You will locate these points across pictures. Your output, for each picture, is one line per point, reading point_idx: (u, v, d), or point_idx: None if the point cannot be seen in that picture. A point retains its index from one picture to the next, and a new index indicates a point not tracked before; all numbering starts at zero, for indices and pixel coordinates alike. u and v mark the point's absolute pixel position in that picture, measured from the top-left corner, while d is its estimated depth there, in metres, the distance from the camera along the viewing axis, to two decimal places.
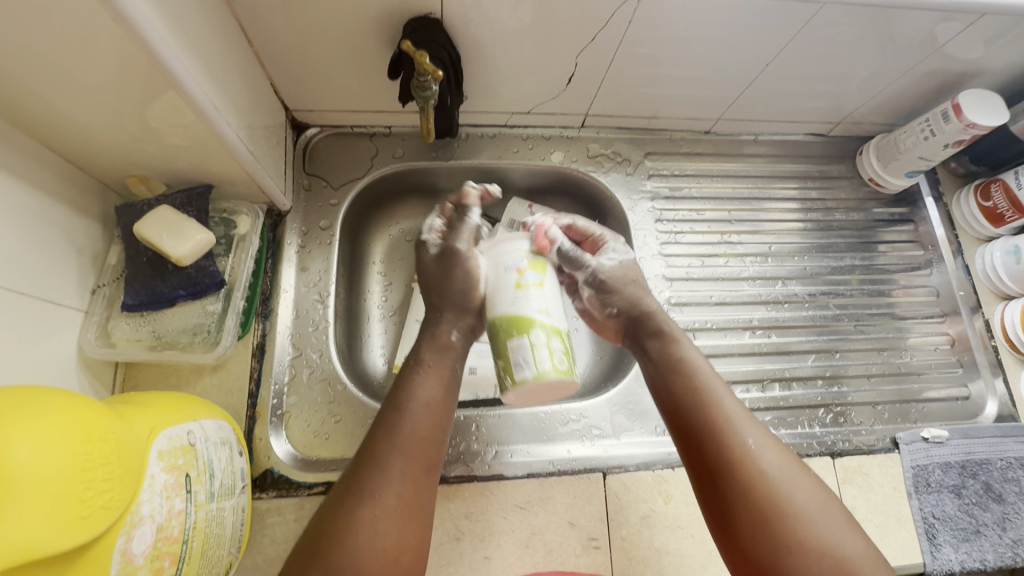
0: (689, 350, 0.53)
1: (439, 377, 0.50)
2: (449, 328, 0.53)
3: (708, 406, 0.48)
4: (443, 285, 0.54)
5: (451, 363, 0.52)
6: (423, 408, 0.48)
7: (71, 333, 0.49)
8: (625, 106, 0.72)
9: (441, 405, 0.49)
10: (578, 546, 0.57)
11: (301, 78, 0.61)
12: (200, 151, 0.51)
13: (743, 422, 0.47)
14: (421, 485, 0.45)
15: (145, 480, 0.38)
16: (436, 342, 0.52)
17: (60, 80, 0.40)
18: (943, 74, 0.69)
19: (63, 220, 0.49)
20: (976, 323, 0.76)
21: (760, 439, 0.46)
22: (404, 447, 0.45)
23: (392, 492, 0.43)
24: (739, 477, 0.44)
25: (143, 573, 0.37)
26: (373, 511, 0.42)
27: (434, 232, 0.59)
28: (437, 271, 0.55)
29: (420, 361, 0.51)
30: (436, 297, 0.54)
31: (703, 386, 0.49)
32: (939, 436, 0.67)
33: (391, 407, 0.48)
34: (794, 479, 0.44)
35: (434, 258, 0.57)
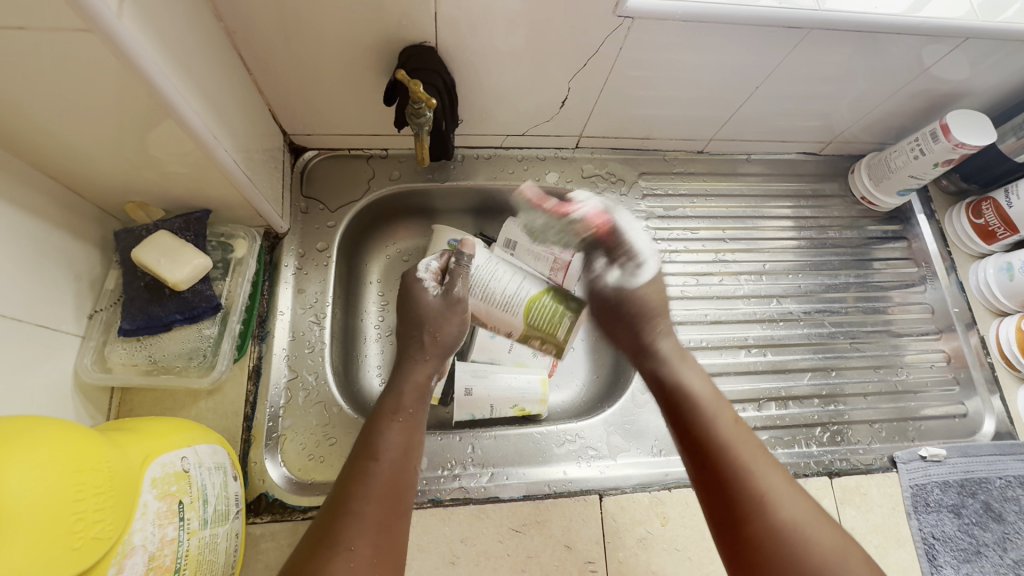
0: (707, 390, 0.54)
1: (409, 425, 0.52)
2: (426, 371, 0.57)
3: (734, 450, 0.48)
4: (439, 325, 0.58)
5: (423, 409, 0.55)
6: (396, 454, 0.49)
7: (67, 359, 0.49)
8: (618, 127, 0.73)
9: (413, 449, 0.51)
10: (574, 570, 0.56)
11: (299, 104, 0.62)
12: (197, 176, 0.52)
13: (764, 466, 0.47)
14: (393, 532, 0.46)
15: (138, 508, 0.37)
16: (414, 388, 0.55)
17: (61, 110, 0.41)
18: (931, 94, 0.70)
19: (60, 246, 0.49)
20: (971, 340, 0.76)
21: (781, 485, 0.46)
22: (377, 496, 0.46)
23: (365, 543, 0.43)
24: (767, 524, 0.44)
25: None
26: (348, 562, 0.42)
27: (429, 273, 0.61)
28: (439, 307, 0.59)
29: (395, 407, 0.53)
30: (426, 336, 0.58)
31: (729, 429, 0.50)
32: (937, 454, 0.67)
33: (365, 454, 0.49)
34: (817, 527, 0.44)
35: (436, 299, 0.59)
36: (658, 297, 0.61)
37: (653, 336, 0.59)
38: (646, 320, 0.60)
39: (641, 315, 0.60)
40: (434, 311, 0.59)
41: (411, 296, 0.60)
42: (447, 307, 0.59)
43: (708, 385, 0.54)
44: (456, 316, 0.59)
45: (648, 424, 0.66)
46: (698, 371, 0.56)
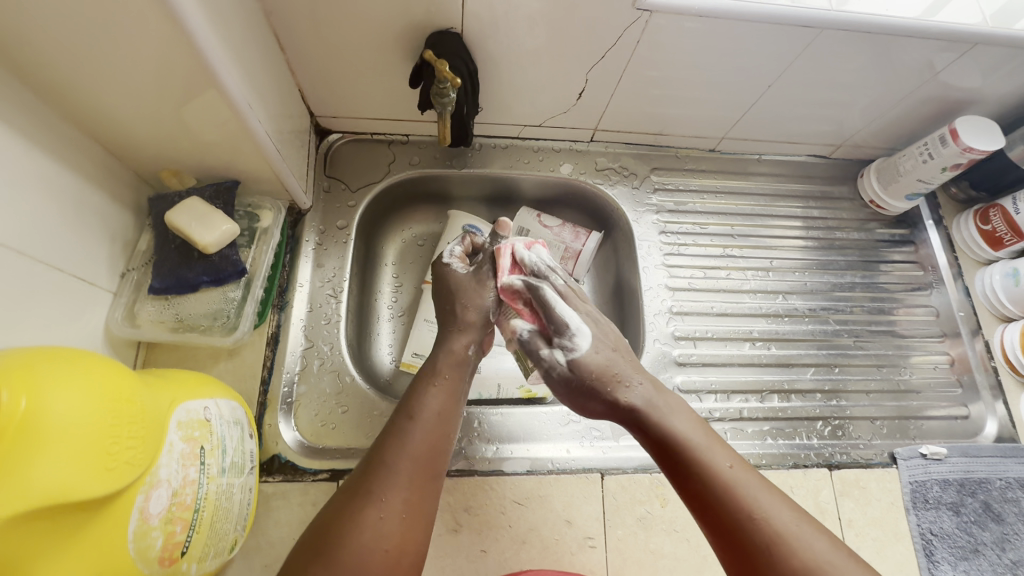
0: (693, 427, 0.50)
1: (449, 389, 0.55)
2: (464, 342, 0.58)
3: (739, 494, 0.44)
4: (472, 297, 0.60)
5: (462, 377, 0.56)
6: (433, 417, 0.52)
7: (99, 312, 0.51)
8: (632, 122, 0.75)
9: (449, 413, 0.53)
10: (573, 545, 0.58)
11: (327, 85, 0.65)
12: (230, 147, 0.54)
13: (772, 500, 0.44)
14: (425, 492, 0.48)
15: (165, 445, 0.39)
16: (452, 356, 0.57)
17: (110, 72, 0.43)
18: (941, 101, 0.71)
19: (99, 205, 0.52)
20: (976, 345, 0.77)
21: (794, 521, 0.43)
22: (411, 454, 0.48)
23: (398, 496, 0.46)
24: (786, 570, 0.41)
25: (158, 533, 0.38)
26: (378, 512, 0.45)
27: (456, 257, 0.64)
28: (467, 282, 0.61)
29: (435, 373, 0.55)
30: (460, 309, 0.60)
31: (728, 470, 0.46)
32: (937, 453, 0.67)
33: (403, 415, 0.52)
34: (840, 564, 0.41)
35: (466, 275, 0.62)
36: (601, 359, 0.54)
37: (621, 380, 0.53)
38: (614, 380, 0.53)
39: (605, 371, 0.53)
40: (463, 283, 0.61)
41: (443, 279, 0.62)
42: (476, 281, 0.61)
43: (698, 424, 0.50)
44: (488, 291, 0.61)
45: None
46: (686, 411, 0.52)
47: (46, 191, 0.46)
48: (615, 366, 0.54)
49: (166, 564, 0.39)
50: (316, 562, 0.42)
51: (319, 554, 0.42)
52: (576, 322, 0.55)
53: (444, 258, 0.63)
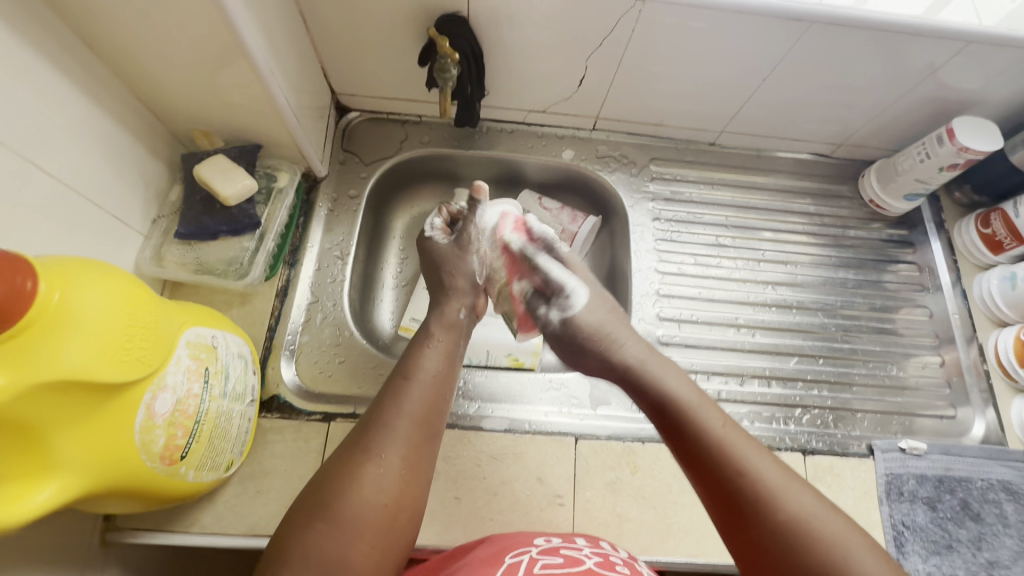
0: (689, 390, 0.53)
1: (446, 353, 0.59)
2: (456, 306, 0.64)
3: (727, 451, 0.47)
4: (456, 265, 0.66)
5: (456, 339, 0.61)
6: (429, 378, 0.55)
7: (130, 250, 0.58)
8: (633, 112, 0.79)
9: (444, 375, 0.57)
10: (542, 500, 0.61)
11: (347, 64, 0.71)
12: (254, 111, 0.60)
13: (758, 459, 0.46)
14: (421, 449, 0.52)
15: (173, 357, 0.45)
16: (445, 318, 0.62)
17: (153, 35, 0.50)
18: (941, 101, 0.72)
19: (137, 156, 0.59)
20: (970, 353, 0.76)
21: (781, 481, 0.45)
22: (407, 413, 0.52)
23: (396, 452, 0.50)
24: (768, 523, 0.43)
25: (162, 432, 0.43)
26: (377, 467, 0.48)
27: (438, 230, 0.69)
28: (451, 252, 0.67)
29: (429, 336, 0.60)
30: (447, 276, 0.66)
31: (720, 429, 0.49)
32: (917, 449, 0.68)
33: (399, 375, 0.55)
34: (804, 497, 0.44)
35: (449, 245, 0.68)
36: (594, 320, 0.62)
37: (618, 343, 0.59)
38: (607, 340, 0.60)
39: (599, 331, 0.61)
40: (447, 254, 0.67)
41: (427, 252, 0.68)
42: (459, 250, 0.67)
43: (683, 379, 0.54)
44: (471, 257, 0.67)
45: None
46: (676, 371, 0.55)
47: (93, 136, 0.52)
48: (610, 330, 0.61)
49: (166, 462, 0.45)
50: (317, 517, 0.45)
51: (320, 507, 0.46)
52: (571, 284, 0.64)
53: (426, 234, 0.69)
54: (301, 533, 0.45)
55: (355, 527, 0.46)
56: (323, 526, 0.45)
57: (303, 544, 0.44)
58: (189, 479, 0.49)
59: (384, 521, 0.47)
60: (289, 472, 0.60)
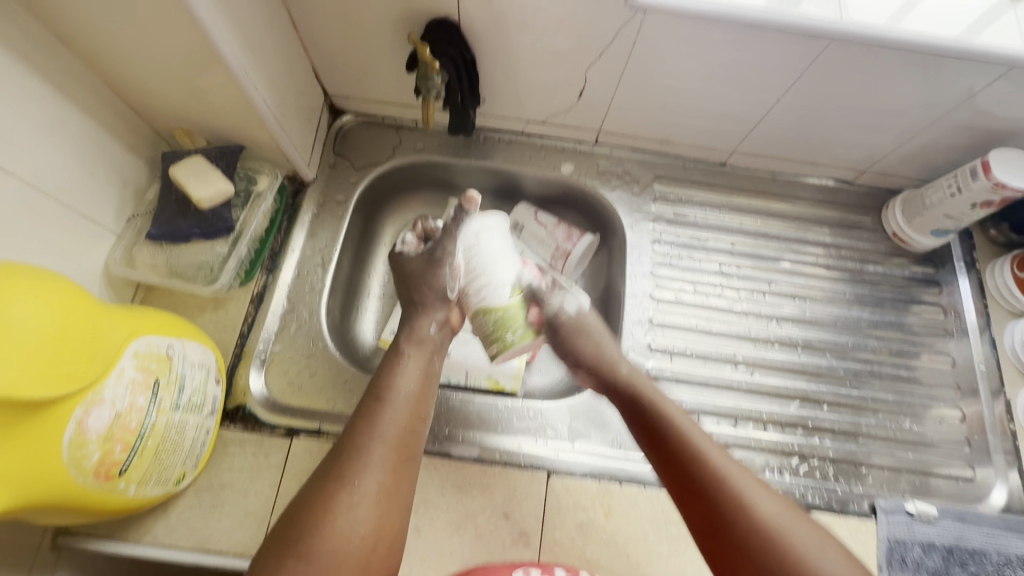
0: (673, 408, 0.56)
1: (421, 372, 0.57)
2: (427, 321, 0.60)
3: (713, 464, 0.51)
4: (425, 281, 0.61)
5: (431, 356, 0.59)
6: (404, 399, 0.54)
7: (100, 250, 0.57)
8: (637, 127, 0.74)
9: (419, 396, 0.55)
10: (507, 538, 0.57)
11: (339, 66, 0.68)
12: (234, 112, 0.59)
13: (740, 471, 0.50)
14: (398, 475, 0.50)
15: (114, 369, 0.43)
16: (415, 336, 0.59)
17: (123, 34, 0.48)
18: (978, 131, 0.65)
19: (114, 154, 0.58)
20: (996, 407, 0.69)
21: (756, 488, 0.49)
22: (382, 437, 0.51)
23: (371, 479, 0.48)
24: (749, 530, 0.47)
25: (95, 449, 0.42)
26: (352, 496, 0.47)
27: (410, 246, 0.64)
28: (421, 267, 0.61)
29: (399, 352, 0.58)
30: (417, 293, 0.61)
31: (704, 443, 0.52)
32: (924, 512, 0.62)
33: (371, 397, 0.54)
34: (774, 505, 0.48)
35: (420, 260, 0.62)
36: (581, 317, 0.61)
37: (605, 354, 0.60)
38: (595, 344, 0.61)
39: (583, 325, 0.61)
40: (418, 269, 0.61)
41: (399, 268, 0.64)
42: (431, 264, 0.61)
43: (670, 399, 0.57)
44: (443, 273, 0.60)
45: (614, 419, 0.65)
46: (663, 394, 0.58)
47: (64, 133, 0.51)
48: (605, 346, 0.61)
49: (101, 478, 0.43)
50: (290, 555, 0.43)
51: (292, 544, 0.43)
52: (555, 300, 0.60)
53: (398, 249, 0.64)
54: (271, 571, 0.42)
55: (328, 563, 0.43)
56: (295, 563, 0.43)
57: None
58: (130, 494, 0.47)
59: (360, 554, 0.45)
60: (246, 488, 0.57)
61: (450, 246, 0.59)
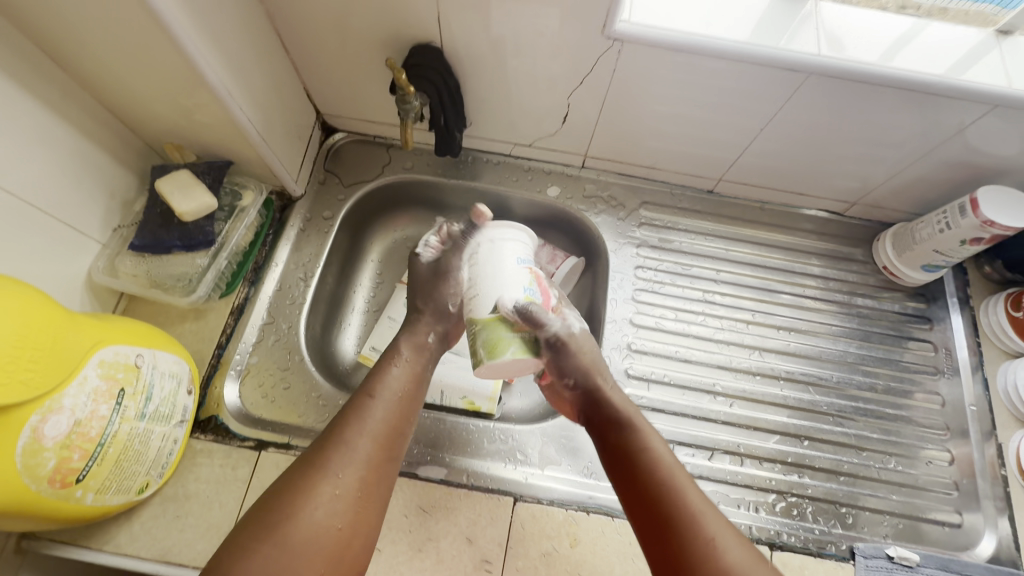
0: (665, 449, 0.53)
1: (411, 373, 0.57)
2: (426, 329, 0.61)
3: (695, 518, 0.47)
4: (429, 289, 0.63)
5: (424, 361, 0.59)
6: (393, 397, 0.54)
7: (84, 258, 0.58)
8: (623, 152, 0.74)
9: (410, 396, 0.55)
10: (469, 565, 0.56)
11: (329, 87, 0.70)
12: (221, 130, 0.60)
13: (722, 530, 0.47)
14: (380, 473, 0.50)
15: (76, 377, 0.44)
16: (412, 341, 0.59)
17: (111, 54, 0.50)
18: (968, 167, 0.64)
19: (104, 166, 0.59)
20: (987, 450, 0.67)
21: (735, 553, 0.46)
22: (370, 433, 0.51)
23: (353, 474, 0.48)
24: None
25: (51, 455, 0.42)
26: (333, 489, 0.47)
27: (430, 249, 0.65)
28: (428, 277, 0.64)
29: (396, 355, 0.58)
30: (419, 300, 0.62)
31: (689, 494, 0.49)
32: (906, 559, 0.59)
33: (363, 393, 0.54)
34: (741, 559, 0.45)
35: (428, 269, 0.64)
36: (590, 358, 0.58)
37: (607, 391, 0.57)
38: (601, 372, 0.58)
39: (592, 368, 0.58)
40: (426, 276, 0.63)
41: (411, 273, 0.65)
42: (439, 275, 0.63)
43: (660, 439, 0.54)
44: (448, 285, 0.62)
45: (586, 445, 0.65)
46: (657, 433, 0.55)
47: (53, 147, 0.53)
48: (607, 381, 0.58)
49: (56, 485, 0.43)
50: (264, 541, 0.43)
51: (270, 530, 0.43)
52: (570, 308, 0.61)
53: (418, 251, 0.65)
54: (244, 556, 0.42)
55: (302, 555, 0.43)
56: (271, 550, 0.43)
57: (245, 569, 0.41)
58: (88, 502, 0.47)
59: (334, 548, 0.45)
60: (210, 500, 0.57)
61: (457, 259, 0.62)
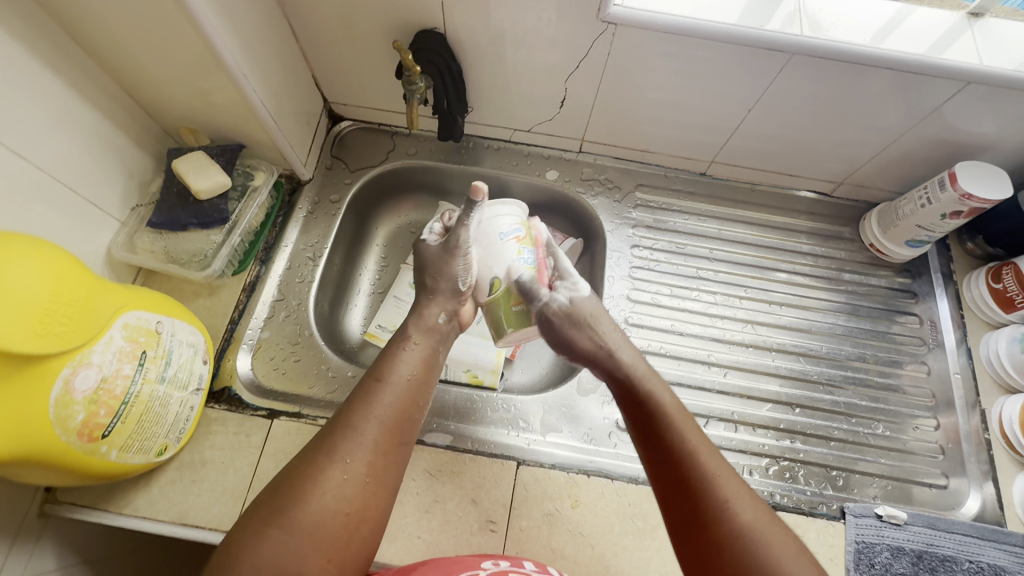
0: (667, 396, 0.51)
1: (423, 356, 0.55)
2: (437, 310, 0.59)
3: (698, 457, 0.46)
4: (438, 268, 0.60)
5: (436, 344, 0.57)
6: (403, 381, 0.52)
7: (104, 234, 0.61)
8: (618, 136, 0.77)
9: (421, 382, 0.53)
10: (474, 524, 0.58)
11: (336, 74, 0.73)
12: (234, 112, 0.63)
13: (725, 472, 0.45)
14: (390, 458, 0.48)
15: (104, 336, 0.47)
16: (424, 323, 0.58)
17: (133, 37, 0.53)
18: (947, 144, 0.67)
19: (123, 147, 0.62)
20: (972, 418, 0.70)
21: (741, 492, 0.44)
22: (379, 418, 0.48)
23: (363, 459, 0.46)
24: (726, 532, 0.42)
25: (81, 409, 0.45)
26: (342, 474, 0.45)
27: (434, 235, 0.64)
28: (437, 254, 0.60)
29: (406, 338, 0.56)
30: (429, 279, 0.61)
31: (689, 437, 0.47)
32: (895, 517, 0.62)
33: (373, 377, 0.52)
34: (762, 519, 0.42)
35: (435, 248, 0.61)
36: (593, 307, 0.59)
37: (612, 341, 0.57)
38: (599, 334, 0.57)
39: (592, 319, 0.59)
40: (433, 255, 0.61)
41: (417, 255, 0.63)
42: (445, 251, 0.60)
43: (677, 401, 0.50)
44: (458, 262, 0.60)
45: (586, 413, 0.67)
46: (659, 377, 0.53)
47: (76, 127, 0.56)
48: (607, 334, 0.58)
49: (84, 438, 0.46)
50: (274, 524, 0.41)
51: (277, 513, 0.42)
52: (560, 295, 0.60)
53: (422, 236, 0.64)
54: (252, 540, 0.40)
55: (311, 537, 0.41)
56: (279, 533, 0.41)
57: (253, 552, 0.40)
58: (112, 459, 0.50)
59: (342, 533, 0.43)
60: (225, 465, 0.60)
61: (464, 233, 0.59)
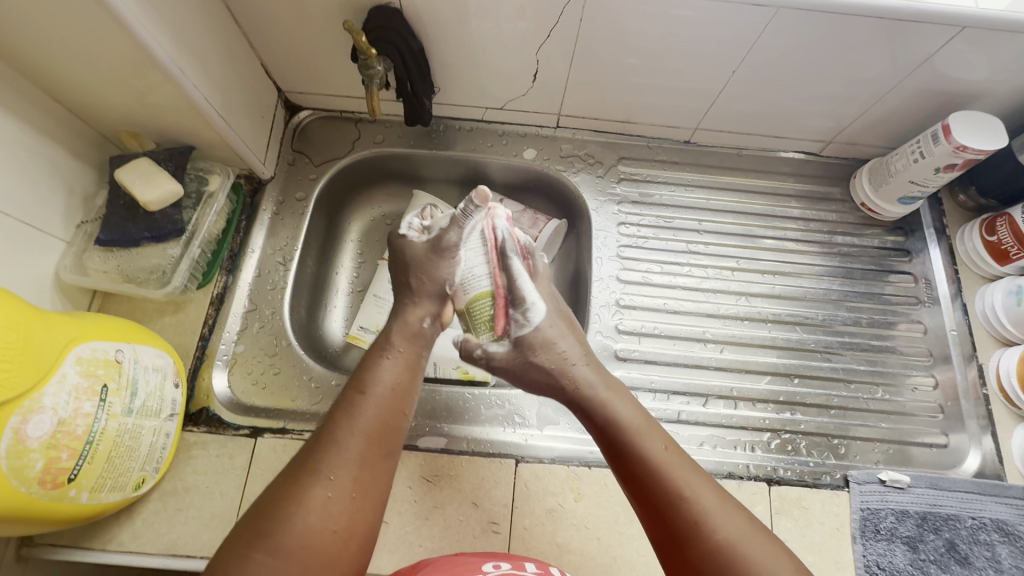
0: (632, 412, 0.50)
1: (406, 364, 0.51)
2: (419, 313, 0.55)
3: (672, 475, 0.44)
4: (424, 270, 0.57)
5: (420, 350, 0.53)
6: (387, 392, 0.48)
7: (50, 258, 0.56)
8: (597, 108, 0.73)
9: (404, 390, 0.49)
10: (477, 527, 0.57)
11: (287, 62, 0.67)
12: (177, 111, 0.57)
13: (701, 485, 0.44)
14: (376, 472, 0.44)
15: (54, 375, 0.43)
16: (407, 327, 0.54)
17: (44, 38, 0.47)
18: (940, 95, 0.64)
19: (59, 161, 0.57)
20: (969, 372, 0.69)
21: (715, 502, 0.43)
22: (362, 430, 0.45)
23: (347, 474, 0.42)
24: (702, 547, 0.41)
25: (37, 457, 0.41)
26: (326, 491, 0.41)
27: (414, 230, 0.60)
28: (425, 254, 0.57)
29: (390, 345, 0.52)
30: (413, 280, 0.57)
31: (664, 454, 0.46)
32: (897, 481, 0.61)
33: (354, 389, 0.48)
34: (734, 522, 0.42)
35: (423, 248, 0.58)
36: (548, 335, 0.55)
37: (565, 365, 0.54)
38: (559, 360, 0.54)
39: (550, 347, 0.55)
40: (420, 257, 0.57)
41: (398, 251, 0.59)
42: (434, 253, 0.57)
43: (636, 410, 0.50)
44: (447, 264, 0.57)
45: None
46: (626, 396, 0.52)
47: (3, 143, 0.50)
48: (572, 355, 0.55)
49: (47, 486, 0.43)
50: (258, 547, 0.38)
51: (260, 536, 0.38)
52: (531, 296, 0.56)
53: (402, 231, 0.60)
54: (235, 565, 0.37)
55: (299, 559, 0.38)
56: (264, 557, 0.38)
57: None
58: (83, 501, 0.47)
59: (330, 552, 0.40)
60: (211, 489, 0.57)
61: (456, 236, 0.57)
